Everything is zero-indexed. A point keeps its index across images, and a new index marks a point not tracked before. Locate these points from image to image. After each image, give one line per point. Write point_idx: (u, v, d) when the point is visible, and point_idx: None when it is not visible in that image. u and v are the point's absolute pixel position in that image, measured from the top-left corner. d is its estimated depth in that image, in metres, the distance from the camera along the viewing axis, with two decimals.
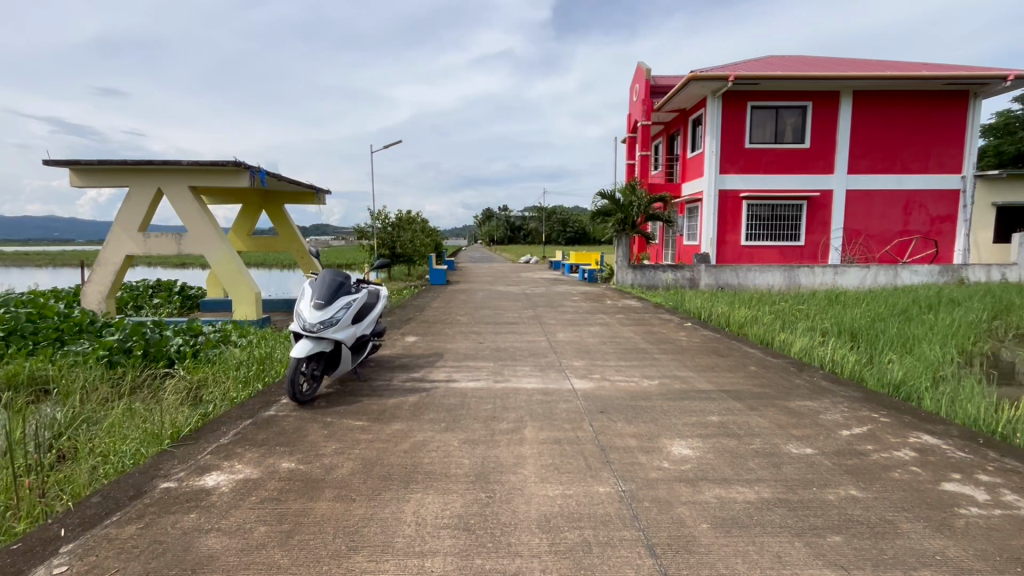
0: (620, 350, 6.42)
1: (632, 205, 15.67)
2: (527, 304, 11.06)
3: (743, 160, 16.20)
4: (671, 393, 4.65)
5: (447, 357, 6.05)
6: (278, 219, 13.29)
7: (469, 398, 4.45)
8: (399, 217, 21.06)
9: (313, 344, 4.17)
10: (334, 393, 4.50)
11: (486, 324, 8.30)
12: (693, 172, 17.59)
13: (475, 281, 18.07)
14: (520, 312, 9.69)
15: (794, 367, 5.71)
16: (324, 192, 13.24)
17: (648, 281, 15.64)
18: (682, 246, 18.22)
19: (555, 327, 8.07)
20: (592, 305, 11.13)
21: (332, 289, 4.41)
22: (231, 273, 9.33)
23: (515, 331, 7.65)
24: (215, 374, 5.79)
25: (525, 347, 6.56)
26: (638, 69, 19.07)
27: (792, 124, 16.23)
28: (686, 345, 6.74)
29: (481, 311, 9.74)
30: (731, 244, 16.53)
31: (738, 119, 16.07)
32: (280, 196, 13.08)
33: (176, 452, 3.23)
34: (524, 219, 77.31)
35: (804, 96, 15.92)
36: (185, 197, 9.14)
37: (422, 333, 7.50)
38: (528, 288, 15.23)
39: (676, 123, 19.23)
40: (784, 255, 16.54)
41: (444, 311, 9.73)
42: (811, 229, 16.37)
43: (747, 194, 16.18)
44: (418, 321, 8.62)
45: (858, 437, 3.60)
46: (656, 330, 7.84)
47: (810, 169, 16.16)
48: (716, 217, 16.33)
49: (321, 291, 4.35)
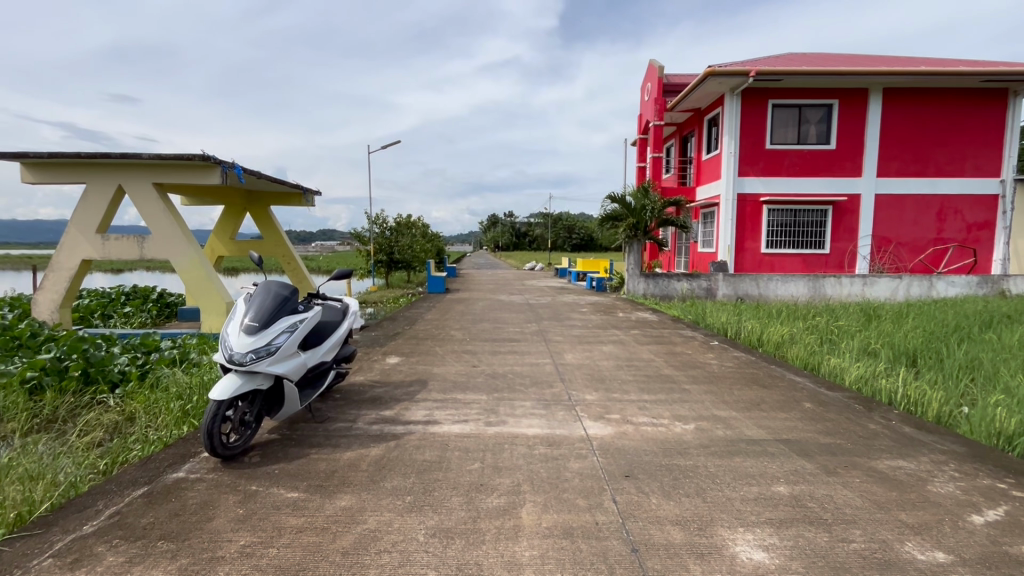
0: (640, 378, 5.33)
1: (645, 209, 14.57)
2: (531, 316, 10.00)
3: (763, 162, 15.13)
4: (715, 445, 3.56)
5: (432, 385, 5.00)
6: (264, 221, 12.37)
7: (450, 451, 3.39)
8: (397, 220, 20.16)
9: (244, 381, 3.14)
10: (275, 443, 3.45)
11: (482, 341, 7.24)
12: (709, 175, 16.54)
13: (476, 289, 17.03)
14: (522, 327, 8.63)
15: (859, 404, 4.61)
16: (312, 192, 12.30)
17: (661, 291, 14.54)
18: (696, 253, 17.15)
19: (562, 346, 7.00)
20: (603, 318, 10.06)
21: (276, 303, 3.41)
22: (199, 279, 8.33)
23: (515, 351, 6.60)
24: (151, 404, 4.77)
25: (527, 373, 5.48)
26: (650, 67, 18.08)
27: (816, 123, 15.15)
28: (719, 373, 5.63)
29: (479, 325, 8.69)
30: (751, 251, 15.42)
31: (759, 118, 15.01)
32: (264, 197, 12.17)
33: (4, 553, 2.20)
34: (530, 225, 76.44)
35: (829, 93, 14.85)
36: (149, 195, 8.17)
37: (407, 353, 6.45)
38: (532, 297, 14.18)
39: (690, 123, 18.23)
40: (807, 264, 15.38)
41: (438, 324, 8.68)
42: (836, 236, 15.23)
43: (768, 198, 15.09)
44: (405, 337, 7.58)
45: (1001, 530, 2.52)
46: (680, 351, 6.75)
47: (836, 172, 15.06)
48: (734, 222, 15.26)
49: (261, 304, 3.35)
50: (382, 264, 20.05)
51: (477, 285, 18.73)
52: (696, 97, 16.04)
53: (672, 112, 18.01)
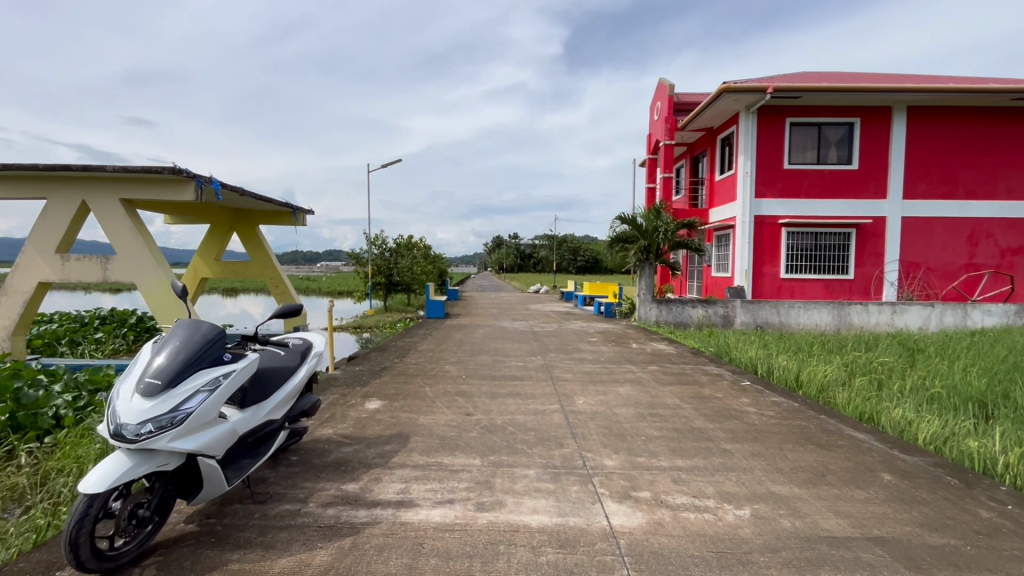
0: (669, 435, 4.37)
1: (657, 231, 13.73)
2: (536, 347, 9.06)
3: (782, 182, 14.35)
4: (787, 548, 2.61)
5: (413, 442, 4.07)
6: (252, 241, 11.65)
7: (425, 558, 2.47)
8: (397, 241, 19.43)
9: (134, 465, 2.25)
10: (189, 541, 2.54)
11: (480, 380, 6.30)
12: (723, 196, 15.78)
13: (477, 314, 16.13)
14: (526, 361, 7.68)
15: (950, 475, 3.66)
16: (303, 211, 11.58)
17: (675, 318, 13.60)
18: (710, 277, 16.27)
19: (571, 387, 6.04)
20: (615, 349, 9.12)
21: (196, 347, 2.55)
22: (168, 304, 7.53)
23: (517, 394, 5.65)
24: (68, 465, 3.88)
25: (531, 427, 4.54)
26: (660, 85, 17.50)
27: (837, 142, 14.41)
28: (763, 427, 4.67)
29: (477, 359, 7.75)
30: (770, 276, 14.51)
31: (776, 137, 14.30)
32: (253, 215, 11.49)
33: None
34: (534, 246, 75.82)
35: (850, 111, 14.16)
36: (115, 212, 7.41)
37: (391, 395, 5.53)
38: (536, 324, 13.26)
39: (702, 143, 17.57)
40: (830, 291, 14.42)
41: (432, 358, 7.76)
42: (861, 261, 14.32)
43: (788, 220, 14.26)
44: (392, 373, 6.64)
45: None
46: (708, 396, 5.80)
47: (859, 193, 14.24)
48: (751, 246, 14.42)
49: (178, 348, 2.50)
50: (380, 286, 19.24)
51: (479, 309, 17.83)
52: (709, 115, 15.39)
53: (682, 132, 17.38)
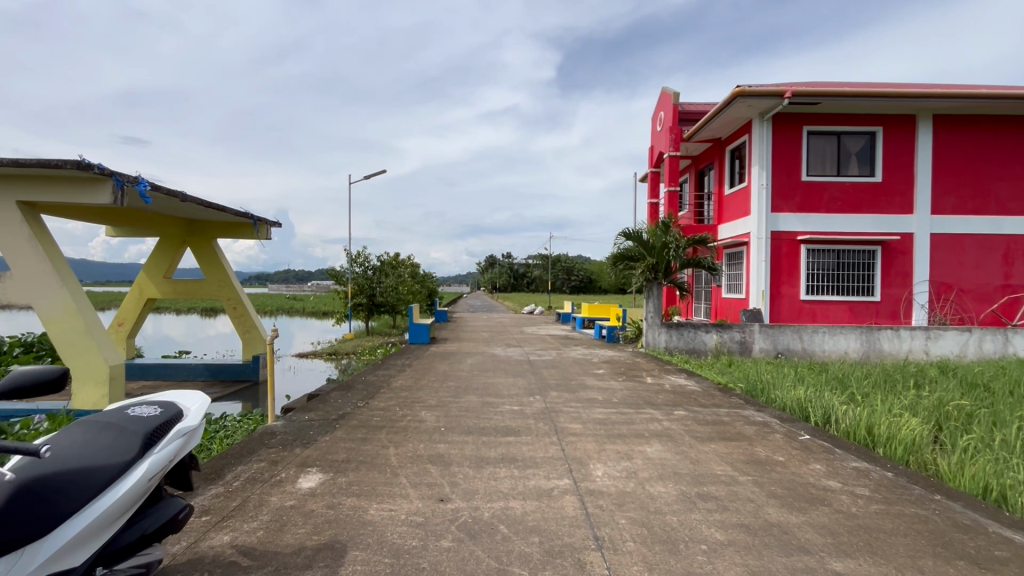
0: (742, 542, 2.92)
1: (666, 248, 12.40)
2: (533, 383, 7.60)
3: (799, 196, 13.21)
4: None
5: (350, 566, 2.58)
6: (206, 256, 10.18)
7: None
8: (381, 259, 18.04)
9: None
10: None
11: (462, 436, 4.82)
12: (733, 211, 14.60)
13: (466, 338, 14.66)
14: (522, 404, 6.23)
15: None
16: (268, 222, 10.16)
17: (686, 344, 12.20)
18: (721, 298, 14.99)
19: (584, 447, 4.60)
20: (627, 385, 7.69)
21: None
22: (73, 333, 6.00)
23: (511, 461, 4.17)
24: None
25: (533, 526, 3.05)
26: (663, 94, 16.45)
27: (858, 153, 13.31)
28: (869, 522, 3.23)
29: (462, 402, 6.27)
30: (789, 297, 13.24)
31: (793, 146, 13.19)
32: (211, 226, 10.06)
33: None
34: (528, 265, 74.72)
35: (872, 120, 13.11)
36: (9, 216, 5.93)
37: (341, 464, 4.04)
38: (532, 351, 11.81)
39: (709, 155, 16.47)
40: (855, 314, 13.12)
41: (404, 400, 6.26)
42: (888, 281, 13.07)
43: (807, 237, 13.05)
44: (351, 425, 5.15)
45: None
46: (767, 460, 4.34)
47: (884, 207, 13.09)
48: (768, 264, 13.18)
49: None
50: (362, 308, 17.77)
51: (469, 333, 16.36)
52: (719, 124, 14.30)
53: (688, 142, 16.30)
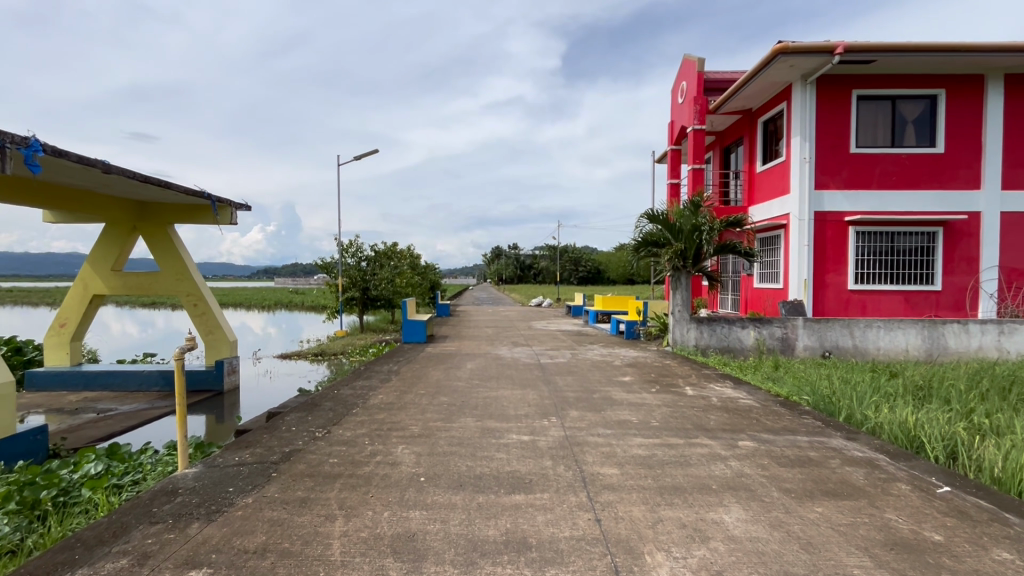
0: None
1: (696, 231, 10.75)
2: (546, 398, 6.05)
3: (847, 170, 11.52)
4: None
5: None
6: (161, 245, 8.70)
7: None
8: (376, 248, 16.52)
9: None
10: None
11: (447, 495, 3.32)
12: (768, 189, 12.92)
13: (469, 336, 13.14)
14: (535, 432, 4.70)
15: None
16: (231, 204, 8.67)
17: (720, 342, 10.62)
18: (752, 289, 13.38)
19: (632, 515, 3.08)
20: (665, 399, 6.13)
21: None
22: None
23: (521, 550, 2.66)
24: None
25: None
26: (686, 61, 14.70)
27: (915, 120, 11.57)
28: None
29: (455, 429, 4.76)
30: (835, 287, 11.60)
31: (841, 114, 11.47)
32: (166, 210, 8.60)
33: None
34: (534, 257, 73.00)
35: (932, 81, 11.37)
36: None
37: (248, 558, 2.54)
38: (542, 350, 10.30)
39: (738, 128, 14.75)
40: (911, 305, 11.45)
41: (379, 429, 4.73)
42: (950, 268, 11.37)
43: (857, 217, 11.37)
44: (294, 473, 3.67)
45: None
46: (920, 544, 2.79)
47: (946, 182, 11.36)
48: (811, 250, 11.53)
49: None
50: (355, 302, 16.33)
51: (472, 329, 14.84)
52: (752, 91, 12.58)
53: (714, 114, 14.58)
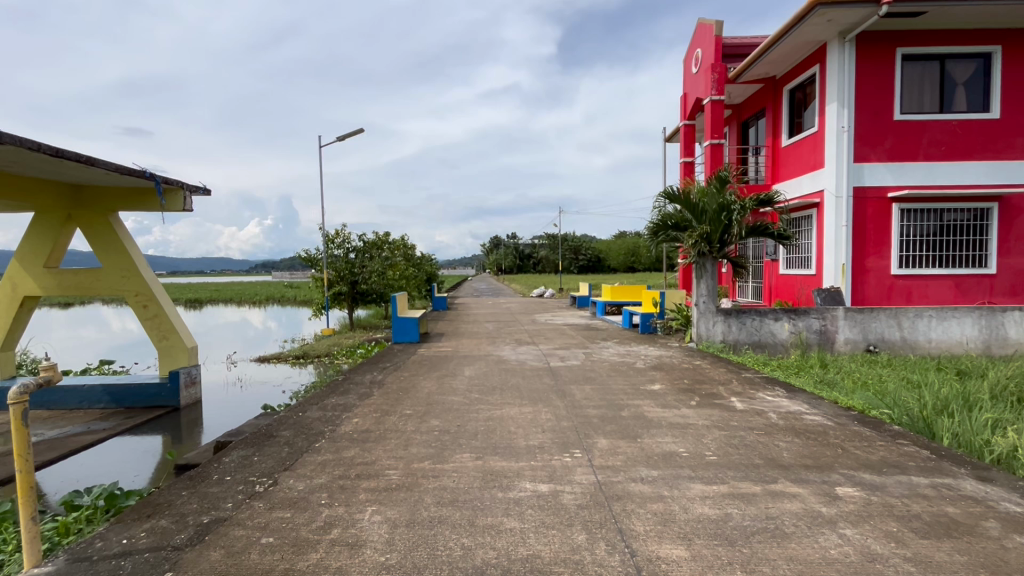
0: None
1: (723, 211, 9.45)
2: (564, 418, 4.80)
3: (890, 140, 10.21)
4: None
5: None
6: (103, 236, 7.40)
7: None
8: (365, 237, 15.21)
9: None
10: None
11: None
12: (796, 165, 11.61)
13: (468, 333, 11.91)
14: (555, 477, 3.46)
15: None
16: (183, 186, 7.35)
17: (751, 337, 9.39)
18: (779, 275, 12.16)
19: None
20: (712, 417, 4.89)
21: None
22: None
23: None
24: None
25: None
26: (703, 26, 13.28)
27: (966, 81, 10.23)
28: None
29: (448, 474, 3.50)
30: (876, 272, 10.34)
31: (883, 76, 10.13)
32: (107, 194, 7.29)
33: None
34: (535, 245, 71.56)
35: (986, 37, 10.02)
36: None
37: None
38: (550, 349, 9.06)
39: (760, 98, 13.38)
40: (962, 291, 10.21)
41: (344, 477, 3.49)
42: (1007, 248, 10.08)
43: (901, 193, 10.08)
44: (201, 568, 2.43)
45: None
46: None
47: (1001, 151, 10.05)
48: (850, 231, 10.25)
49: None
50: (344, 297, 15.08)
51: (471, 325, 13.58)
52: (780, 54, 11.20)
53: (733, 84, 13.22)
